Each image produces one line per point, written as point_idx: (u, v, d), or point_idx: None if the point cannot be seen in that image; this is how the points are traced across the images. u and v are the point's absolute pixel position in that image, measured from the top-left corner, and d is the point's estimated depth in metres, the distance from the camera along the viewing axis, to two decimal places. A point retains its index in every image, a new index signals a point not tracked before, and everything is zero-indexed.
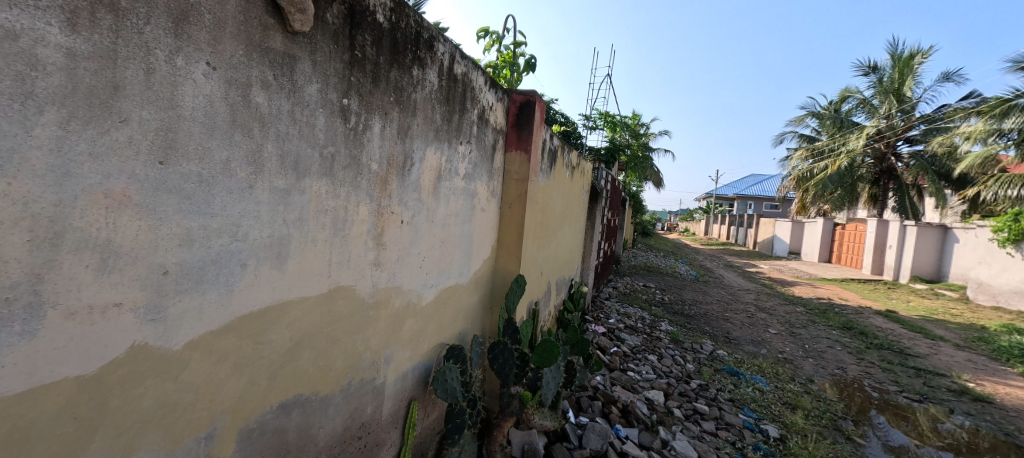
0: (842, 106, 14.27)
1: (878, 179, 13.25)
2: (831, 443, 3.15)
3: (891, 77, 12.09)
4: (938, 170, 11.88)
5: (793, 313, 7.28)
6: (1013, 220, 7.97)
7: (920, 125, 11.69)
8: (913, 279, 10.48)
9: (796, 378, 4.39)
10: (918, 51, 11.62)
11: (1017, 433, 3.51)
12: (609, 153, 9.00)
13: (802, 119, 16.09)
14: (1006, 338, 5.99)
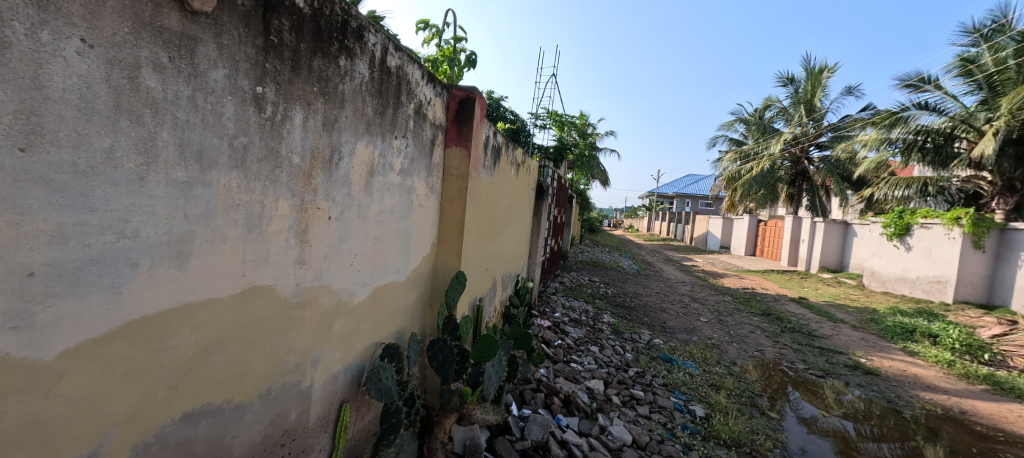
0: (766, 114, 15.66)
1: (793, 180, 14.71)
2: (748, 418, 3.47)
3: (805, 89, 13.47)
4: (841, 173, 13.45)
5: (722, 303, 7.91)
6: (899, 216, 9.33)
7: (828, 133, 13.13)
8: (821, 269, 11.76)
9: (722, 362, 4.77)
10: (826, 66, 13.05)
11: (896, 399, 4.07)
12: (557, 151, 9.20)
13: (732, 124, 17.45)
14: (891, 318, 6.93)
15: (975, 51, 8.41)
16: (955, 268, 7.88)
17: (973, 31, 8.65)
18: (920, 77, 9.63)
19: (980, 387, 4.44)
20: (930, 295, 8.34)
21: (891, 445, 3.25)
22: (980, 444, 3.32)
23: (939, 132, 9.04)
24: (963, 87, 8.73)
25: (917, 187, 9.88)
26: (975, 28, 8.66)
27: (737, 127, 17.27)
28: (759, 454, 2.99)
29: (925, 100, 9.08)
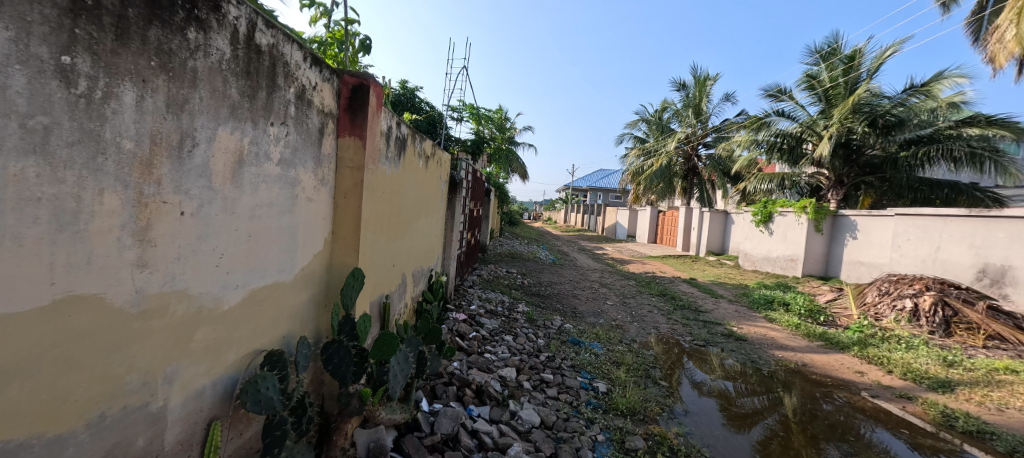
0: (663, 115, 17.35)
1: (686, 175, 16.46)
2: (643, 388, 3.82)
3: (694, 94, 15.28)
4: (722, 169, 15.18)
5: (626, 286, 8.62)
6: (764, 206, 10.95)
7: (712, 134, 14.98)
8: (707, 253, 13.40)
9: (624, 341, 5.18)
10: (709, 75, 14.91)
11: (757, 359, 4.81)
12: (475, 145, 9.17)
13: (635, 123, 19.04)
14: (757, 291, 8.19)
15: (816, 69, 10.37)
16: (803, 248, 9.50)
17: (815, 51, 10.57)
18: (778, 88, 11.41)
19: (816, 343, 5.44)
20: (786, 271, 9.99)
21: (760, 398, 3.83)
22: (819, 389, 4.07)
23: (792, 135, 10.64)
24: (809, 99, 10.62)
25: (778, 181, 11.62)
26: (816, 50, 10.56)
27: (639, 126, 18.90)
28: (649, 419, 3.30)
29: (782, 108, 10.95)
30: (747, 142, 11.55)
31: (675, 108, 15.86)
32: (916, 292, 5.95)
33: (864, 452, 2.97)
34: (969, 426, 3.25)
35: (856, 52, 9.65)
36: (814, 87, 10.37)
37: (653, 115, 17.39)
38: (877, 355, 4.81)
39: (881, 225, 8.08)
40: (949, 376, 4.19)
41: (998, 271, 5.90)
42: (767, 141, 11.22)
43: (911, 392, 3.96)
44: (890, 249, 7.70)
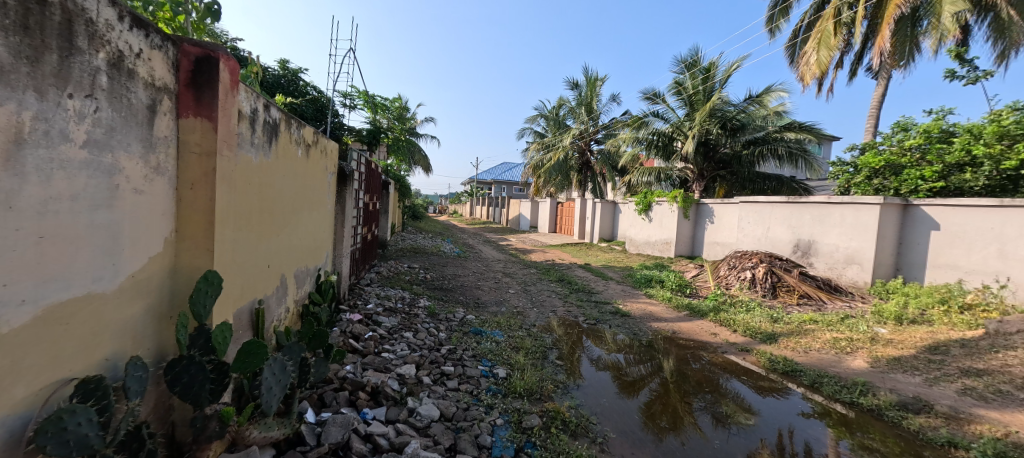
0: (559, 112, 18.19)
1: (581, 169, 17.50)
2: (539, 369, 4.01)
3: (586, 93, 16.29)
4: (611, 164, 16.44)
5: (527, 274, 8.94)
6: (644, 196, 12.24)
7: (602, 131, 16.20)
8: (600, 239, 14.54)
9: (524, 326, 5.37)
10: (597, 76, 16.07)
11: (639, 331, 5.39)
12: (371, 135, 8.39)
13: (534, 119, 19.74)
14: (640, 271, 9.16)
15: (682, 76, 11.93)
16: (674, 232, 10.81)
17: (681, 61, 12.10)
18: (653, 92, 12.80)
19: (683, 313, 6.29)
20: (662, 252, 11.33)
21: (644, 366, 4.29)
22: (686, 352, 4.70)
23: (664, 134, 12.12)
24: (677, 103, 12.11)
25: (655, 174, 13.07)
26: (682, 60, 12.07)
27: (538, 121, 19.65)
28: (545, 397, 3.47)
29: (657, 110, 12.34)
30: (630, 139, 12.78)
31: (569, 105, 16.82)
32: (754, 264, 7.20)
33: (721, 399, 3.51)
34: (786, 367, 4.07)
35: (711, 64, 11.29)
36: (681, 93, 11.90)
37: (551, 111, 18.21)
38: (727, 318, 5.72)
39: (731, 211, 9.60)
40: (775, 330, 5.17)
41: (807, 244, 7.44)
42: (646, 139, 12.54)
43: (750, 346, 4.80)
44: (737, 230, 9.21)
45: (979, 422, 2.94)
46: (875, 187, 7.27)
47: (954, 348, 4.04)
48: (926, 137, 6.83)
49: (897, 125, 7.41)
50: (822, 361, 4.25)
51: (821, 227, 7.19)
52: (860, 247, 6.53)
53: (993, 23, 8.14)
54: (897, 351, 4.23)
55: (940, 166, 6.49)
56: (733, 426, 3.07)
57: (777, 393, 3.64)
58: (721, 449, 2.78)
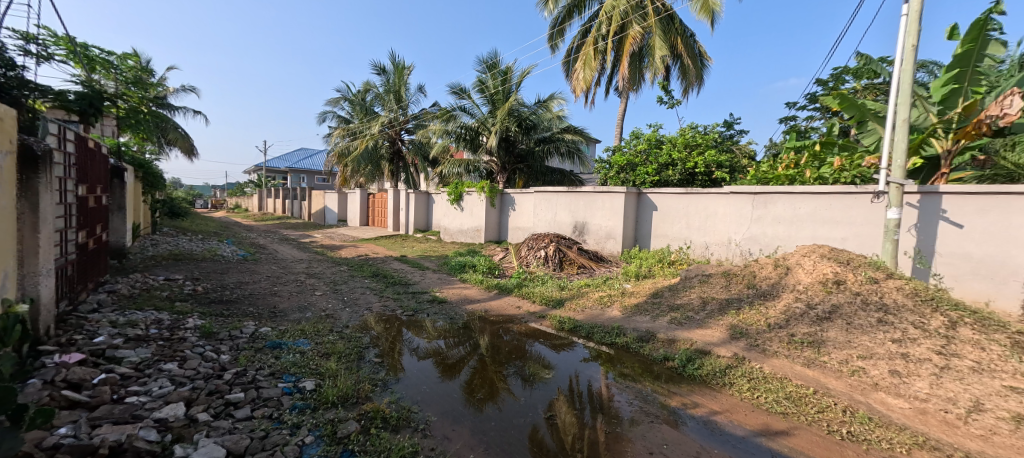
0: (365, 97, 17.07)
1: (392, 159, 16.94)
2: (354, 372, 3.78)
3: (394, 80, 15.78)
4: (423, 154, 16.40)
5: (337, 273, 8.24)
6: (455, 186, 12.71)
7: (412, 121, 15.98)
8: (414, 230, 14.44)
9: (335, 329, 4.95)
10: (404, 64, 15.72)
11: (455, 315, 5.70)
12: (83, 101, 5.47)
13: (336, 100, 18.05)
14: (454, 259, 9.58)
15: (484, 76, 12.89)
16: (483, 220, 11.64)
17: (483, 61, 13.04)
18: (460, 87, 13.39)
19: (494, 292, 6.95)
20: (474, 239, 12.11)
21: (463, 347, 4.60)
22: (498, 327, 5.21)
23: (471, 128, 12.98)
24: (481, 100, 12.99)
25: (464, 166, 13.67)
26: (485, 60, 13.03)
27: (342, 104, 18.04)
28: (362, 400, 3.27)
29: (464, 105, 12.96)
30: (440, 131, 13.15)
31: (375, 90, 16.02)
32: (546, 244, 8.45)
33: (528, 362, 4.08)
34: (570, 325, 5.03)
35: (508, 69, 12.61)
36: (484, 91, 12.84)
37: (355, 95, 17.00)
38: (528, 291, 6.63)
39: (528, 199, 11.02)
40: (563, 296, 6.28)
41: (582, 225, 9.18)
42: (455, 132, 13.10)
43: (545, 312, 5.70)
44: (533, 216, 10.61)
45: (679, 339, 4.29)
46: (621, 179, 9.51)
47: (667, 291, 5.74)
48: (649, 144, 9.31)
49: (633, 134, 9.81)
50: (595, 316, 5.39)
51: (591, 211, 8.97)
52: (614, 225, 8.47)
53: (680, 68, 11.62)
54: (637, 299, 5.73)
55: (656, 165, 8.93)
56: (537, 383, 3.61)
57: (567, 348, 4.45)
58: (528, 405, 3.20)
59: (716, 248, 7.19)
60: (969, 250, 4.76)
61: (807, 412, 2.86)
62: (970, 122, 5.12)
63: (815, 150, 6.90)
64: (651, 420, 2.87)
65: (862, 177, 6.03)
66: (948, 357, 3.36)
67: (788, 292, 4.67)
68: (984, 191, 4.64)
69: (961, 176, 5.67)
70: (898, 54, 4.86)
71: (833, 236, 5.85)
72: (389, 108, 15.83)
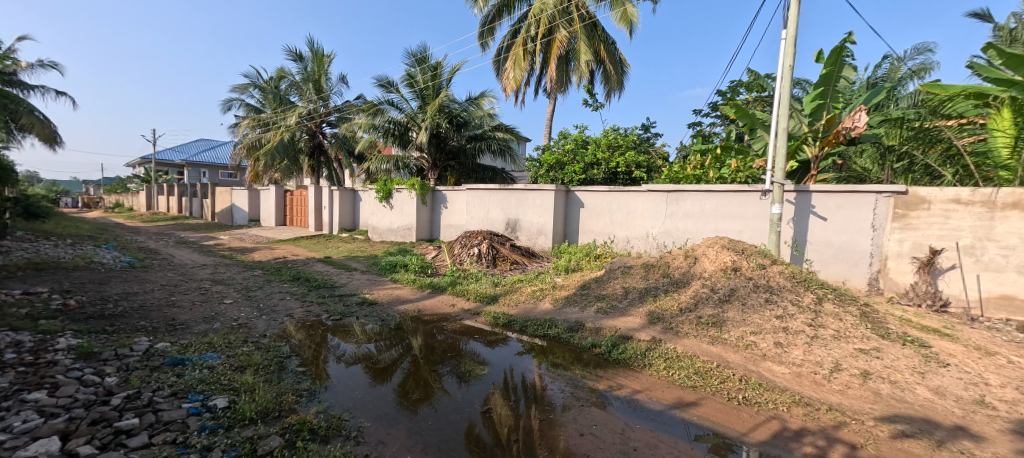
0: (280, 85, 15.76)
1: (313, 153, 15.89)
2: (275, 384, 3.36)
3: (313, 69, 14.75)
4: (347, 149, 15.57)
5: (251, 278, 7.51)
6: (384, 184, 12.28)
7: (334, 113, 15.06)
8: (340, 230, 13.69)
9: (250, 339, 4.43)
10: (324, 51, 14.74)
11: (385, 317, 5.52)
12: None
13: (245, 87, 16.45)
14: (384, 258, 9.27)
15: (413, 70, 12.60)
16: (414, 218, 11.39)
17: (411, 55, 12.73)
18: (387, 80, 12.93)
19: (427, 291, 6.88)
20: (405, 238, 11.80)
21: (394, 350, 4.42)
22: (432, 326, 5.15)
23: (400, 123, 12.58)
24: (410, 95, 12.68)
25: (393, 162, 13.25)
26: (413, 53, 12.73)
27: (251, 91, 16.46)
28: (287, 413, 2.92)
29: (391, 98, 12.52)
30: (366, 126, 12.63)
31: (291, 78, 14.87)
32: (479, 241, 8.53)
33: (462, 360, 4.06)
34: (504, 320, 5.18)
35: (438, 64, 12.45)
36: (413, 86, 12.56)
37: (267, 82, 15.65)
38: (462, 289, 6.66)
39: (460, 197, 11.01)
40: (497, 292, 6.42)
41: (514, 221, 9.40)
42: (382, 126, 12.66)
43: (480, 309, 5.78)
44: (466, 213, 10.62)
45: (605, 327, 4.63)
46: (551, 178, 9.89)
47: (593, 283, 6.11)
48: (576, 144, 9.79)
49: (561, 134, 10.24)
50: (528, 310, 5.59)
51: (522, 208, 9.22)
52: (545, 221, 8.80)
53: (603, 73, 12.32)
54: (567, 292, 6.04)
55: (583, 164, 9.44)
56: (472, 379, 3.58)
57: (502, 343, 4.56)
58: (464, 402, 3.15)
59: (636, 242, 7.78)
60: (832, 239, 5.70)
61: (712, 384, 3.26)
62: (832, 132, 6.16)
63: (716, 153, 7.79)
64: (582, 404, 3.06)
65: (752, 176, 7.05)
66: (816, 328, 4.04)
67: (697, 280, 5.23)
68: (840, 190, 5.59)
69: (825, 177, 6.75)
70: (778, 72, 5.66)
71: (731, 228, 6.67)
72: (308, 98, 14.78)
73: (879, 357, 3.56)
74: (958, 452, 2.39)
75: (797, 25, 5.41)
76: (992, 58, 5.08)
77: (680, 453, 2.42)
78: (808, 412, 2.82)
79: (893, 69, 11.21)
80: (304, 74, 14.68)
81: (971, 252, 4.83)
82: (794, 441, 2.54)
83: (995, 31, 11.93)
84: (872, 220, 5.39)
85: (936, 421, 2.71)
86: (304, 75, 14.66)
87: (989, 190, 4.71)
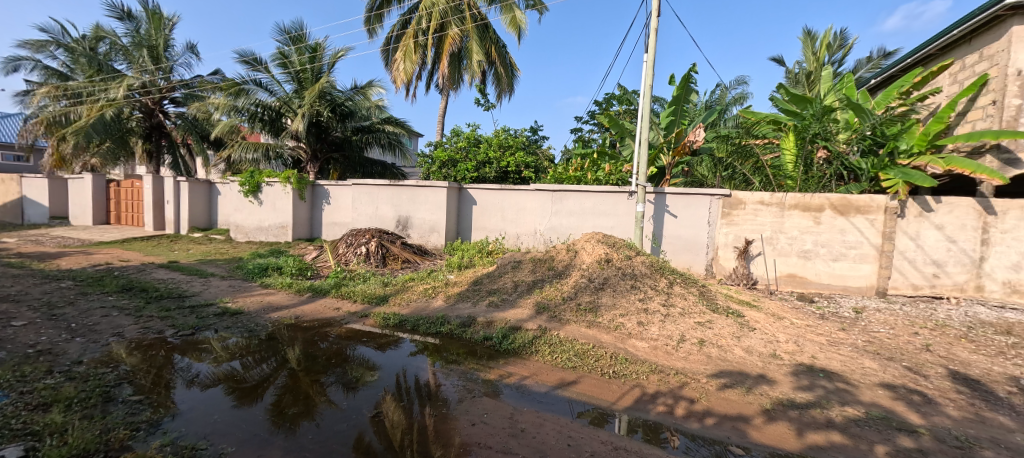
0: (99, 47, 12.69)
1: (148, 135, 13.13)
2: (99, 419, 2.62)
3: (148, 32, 12.11)
4: (200, 133, 13.29)
5: (56, 292, 5.81)
6: (251, 176, 10.76)
7: (181, 89, 12.68)
8: (192, 229, 11.65)
9: (53, 368, 3.38)
10: (165, 13, 12.30)
11: (254, 328, 4.81)
12: None
13: (43, 44, 12.88)
14: (252, 261, 8.21)
15: (287, 49, 11.36)
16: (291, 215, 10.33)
17: (285, 31, 11.43)
18: (253, 57, 11.41)
19: (307, 295, 6.30)
20: (278, 238, 10.57)
21: (266, 365, 3.80)
22: (313, 333, 4.73)
23: (271, 107, 11.27)
24: (283, 76, 11.42)
25: (262, 151, 11.80)
26: (287, 30, 11.48)
27: (52, 50, 12.93)
28: (118, 453, 2.31)
29: (258, 78, 11.09)
30: (226, 108, 10.98)
31: (116, 40, 12.11)
32: (367, 239, 8.09)
33: (349, 368, 3.77)
34: (395, 321, 5.06)
35: (318, 45, 11.44)
36: (286, 66, 11.33)
37: (80, 42, 12.49)
38: (348, 291, 6.27)
39: (345, 193, 10.31)
40: (386, 292, 6.21)
41: (406, 219, 9.17)
42: (248, 109, 11.16)
43: (368, 311, 5.54)
44: (352, 210, 9.98)
45: (496, 320, 4.84)
46: (444, 175, 9.87)
47: (485, 279, 6.32)
48: (469, 142, 9.95)
49: (453, 131, 10.27)
50: (420, 308, 5.55)
51: (414, 205, 9.03)
52: (437, 218, 8.75)
53: (494, 74, 12.67)
54: (459, 288, 6.14)
55: (475, 163, 9.65)
56: (360, 387, 3.36)
57: (394, 345, 4.41)
58: (351, 409, 2.95)
59: (526, 238, 8.25)
60: (681, 234, 6.80)
61: (589, 363, 3.67)
62: (680, 143, 7.41)
63: (593, 157, 8.64)
64: (475, 395, 3.19)
65: (622, 179, 8.07)
66: (668, 308, 4.83)
67: (576, 271, 5.78)
68: (686, 193, 6.71)
69: (676, 182, 8.04)
70: (642, 88, 6.51)
71: (605, 224, 7.49)
72: (140, 67, 12.17)
73: (710, 327, 4.41)
74: (760, 394, 3.11)
75: (655, 51, 6.31)
76: (783, 94, 6.68)
77: (563, 427, 2.69)
78: (661, 378, 3.38)
79: (721, 95, 13.82)
80: (136, 38, 12.08)
81: (771, 242, 6.24)
82: (650, 403, 3.03)
83: (786, 73, 15.55)
84: (707, 217, 6.59)
85: (746, 373, 3.48)
86: (135, 38, 12.06)
87: (782, 195, 6.13)
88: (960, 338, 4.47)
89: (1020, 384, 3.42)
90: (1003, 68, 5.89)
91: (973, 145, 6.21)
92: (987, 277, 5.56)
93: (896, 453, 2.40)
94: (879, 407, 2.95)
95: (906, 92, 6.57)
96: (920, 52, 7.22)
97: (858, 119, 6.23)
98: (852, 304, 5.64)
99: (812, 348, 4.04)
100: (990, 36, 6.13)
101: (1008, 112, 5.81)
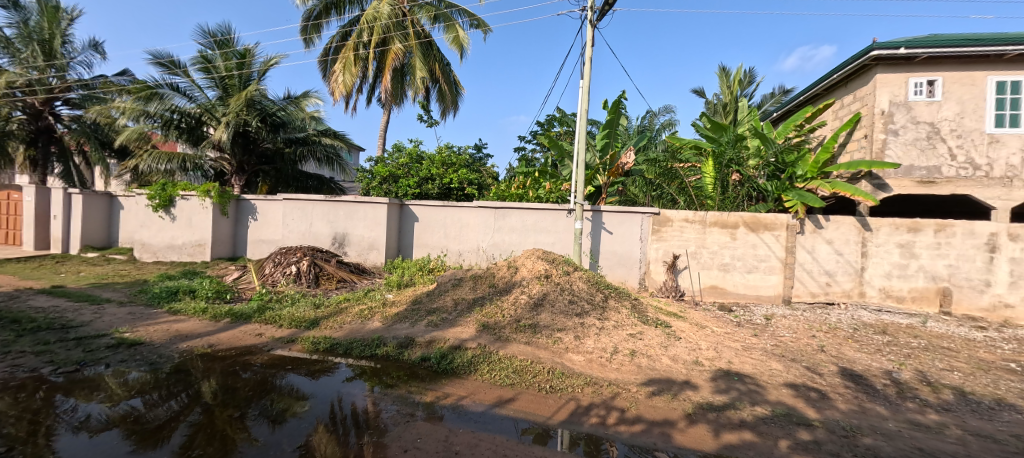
0: None
1: (33, 140, 11.37)
2: None
3: (39, 24, 10.65)
4: (99, 138, 11.78)
5: None
6: (161, 189, 9.66)
7: (78, 90, 11.22)
8: (85, 248, 10.16)
9: None
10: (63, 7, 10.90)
11: (156, 361, 4.25)
12: None
13: None
14: (159, 285, 7.31)
15: (211, 53, 10.51)
16: (210, 232, 9.43)
17: (210, 35, 10.62)
18: (170, 59, 10.44)
19: (224, 321, 5.71)
20: (193, 257, 9.57)
21: (174, 401, 3.37)
22: (232, 363, 4.28)
23: (191, 114, 10.33)
24: (205, 82, 10.52)
25: (177, 162, 10.75)
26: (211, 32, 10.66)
27: None
28: None
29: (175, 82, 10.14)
30: (133, 112, 9.91)
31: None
32: (298, 258, 7.59)
33: (275, 398, 3.46)
34: (326, 345, 4.75)
35: (246, 51, 10.73)
36: (209, 72, 10.47)
37: None
38: (273, 315, 5.78)
39: (274, 208, 9.61)
40: (318, 315, 5.79)
41: (342, 236, 8.75)
42: (160, 115, 10.16)
43: (296, 335, 5.14)
44: (282, 227, 9.31)
45: (436, 339, 4.72)
46: (384, 190, 9.62)
47: (425, 297, 6.15)
48: (411, 158, 9.77)
49: (395, 146, 10.07)
50: (355, 330, 5.26)
51: (351, 221, 8.66)
52: (376, 235, 8.44)
53: (438, 91, 12.64)
54: (397, 308, 5.91)
55: (417, 179, 9.51)
56: (288, 419, 3.09)
57: (327, 372, 4.12)
58: (273, 444, 2.70)
59: (468, 255, 8.20)
60: (616, 249, 7.13)
61: (527, 380, 3.69)
62: (614, 165, 7.93)
63: (536, 176, 8.91)
64: (413, 419, 3.06)
65: (561, 197, 8.37)
66: (602, 321, 5.02)
67: (516, 287, 5.82)
68: (620, 210, 7.08)
69: (611, 200, 8.44)
70: (579, 111, 6.84)
71: (546, 241, 7.68)
72: (27, 63, 10.57)
73: (641, 338, 4.64)
74: (683, 399, 3.31)
75: (590, 78, 6.69)
76: (703, 122, 7.36)
77: (499, 445, 2.67)
78: (595, 389, 3.48)
79: (650, 119, 14.86)
80: (23, 30, 10.60)
81: (696, 256, 6.77)
82: (584, 415, 3.10)
83: (707, 103, 17.14)
84: (640, 233, 6.98)
85: (673, 380, 3.70)
86: (22, 30, 10.58)
87: (704, 213, 6.71)
88: (848, 338, 5.09)
89: (893, 377, 3.95)
90: (871, 108, 6.98)
91: (852, 172, 7.23)
92: (868, 285, 6.40)
93: (795, 446, 2.65)
94: (782, 405, 3.25)
95: (801, 125, 7.52)
96: (810, 91, 8.35)
97: (764, 147, 7.05)
98: (764, 312, 6.22)
99: (729, 353, 4.38)
100: (861, 80, 7.26)
101: (876, 144, 6.93)
